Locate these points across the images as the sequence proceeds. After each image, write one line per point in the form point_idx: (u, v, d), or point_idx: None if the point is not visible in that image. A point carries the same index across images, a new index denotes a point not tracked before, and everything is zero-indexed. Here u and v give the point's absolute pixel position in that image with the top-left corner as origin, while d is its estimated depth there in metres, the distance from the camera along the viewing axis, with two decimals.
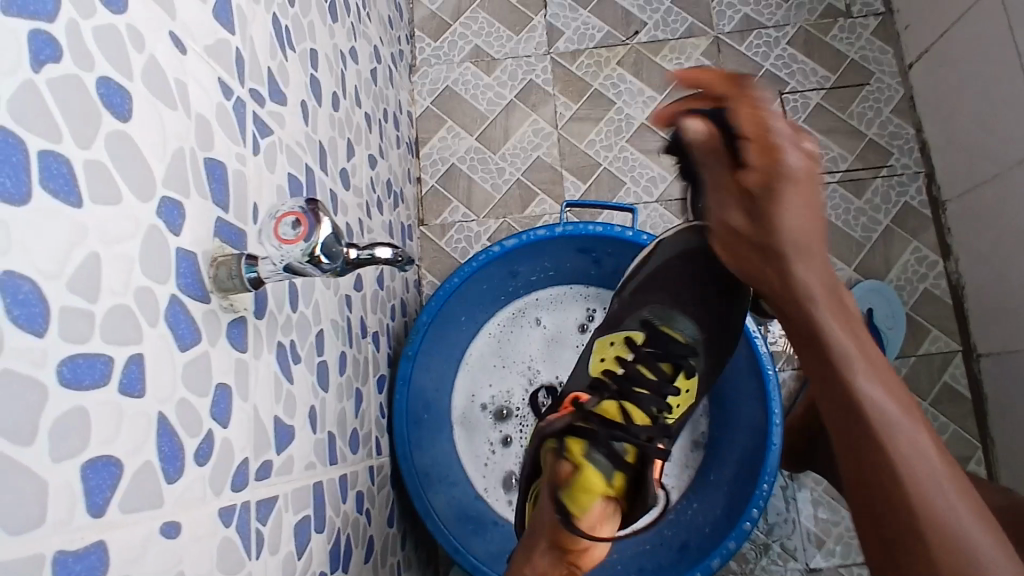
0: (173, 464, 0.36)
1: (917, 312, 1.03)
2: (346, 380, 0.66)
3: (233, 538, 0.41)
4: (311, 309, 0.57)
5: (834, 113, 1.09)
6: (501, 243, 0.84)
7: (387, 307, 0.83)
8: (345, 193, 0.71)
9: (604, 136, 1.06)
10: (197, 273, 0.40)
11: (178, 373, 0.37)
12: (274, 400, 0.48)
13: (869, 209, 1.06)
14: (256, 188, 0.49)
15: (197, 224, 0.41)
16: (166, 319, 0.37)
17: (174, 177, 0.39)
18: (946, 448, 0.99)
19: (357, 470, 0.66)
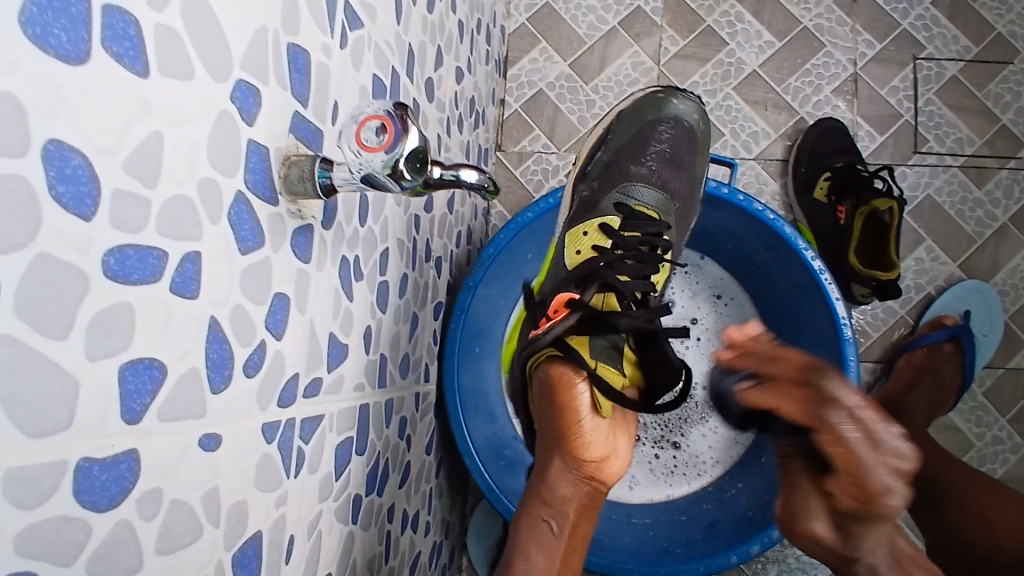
0: (220, 374, 0.34)
1: (1019, 322, 0.93)
2: (404, 303, 0.63)
3: (273, 455, 0.39)
4: (379, 225, 0.54)
5: (970, 89, 0.96)
6: (583, 181, 0.79)
7: (453, 232, 0.80)
8: (427, 105, 0.66)
9: (709, 80, 0.97)
10: (268, 170, 0.37)
11: (236, 276, 0.34)
12: (331, 315, 0.46)
13: (987, 202, 0.95)
14: (338, 86, 0.45)
15: (271, 116, 0.37)
16: (229, 217, 0.34)
17: (253, 58, 0.35)
18: (1016, 470, 0.91)
19: (404, 395, 0.65)
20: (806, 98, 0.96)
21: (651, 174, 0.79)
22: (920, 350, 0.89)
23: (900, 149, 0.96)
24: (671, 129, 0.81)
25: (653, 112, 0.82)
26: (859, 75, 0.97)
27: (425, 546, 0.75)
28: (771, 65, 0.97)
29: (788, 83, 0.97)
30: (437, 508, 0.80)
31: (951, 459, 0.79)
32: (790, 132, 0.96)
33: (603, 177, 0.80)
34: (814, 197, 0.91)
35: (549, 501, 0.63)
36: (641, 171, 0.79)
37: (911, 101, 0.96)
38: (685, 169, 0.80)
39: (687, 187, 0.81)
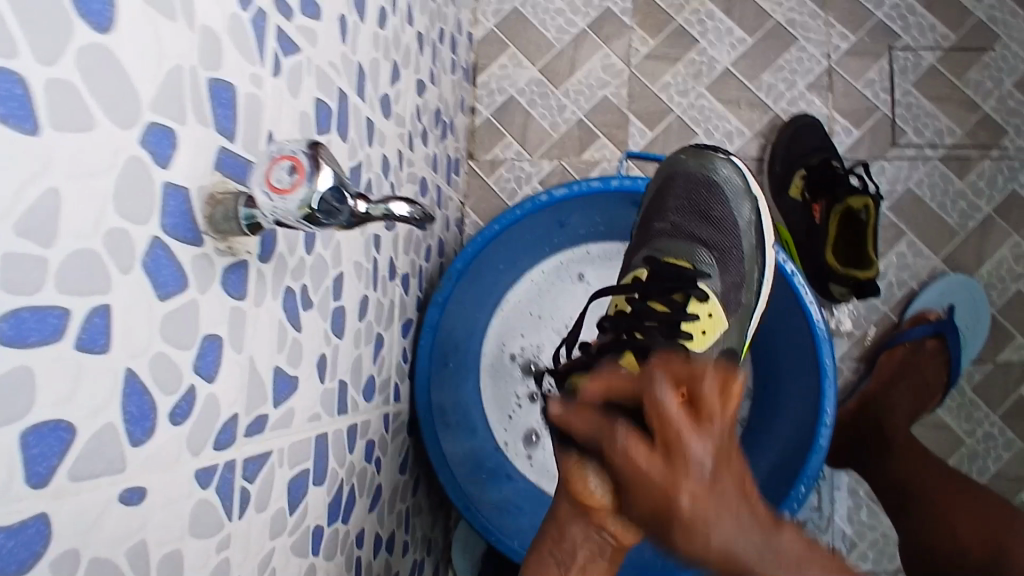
0: (141, 425, 0.33)
1: (1005, 315, 0.92)
2: (366, 325, 0.62)
3: (211, 500, 0.39)
4: (331, 251, 0.53)
5: (947, 79, 0.94)
6: (591, 179, 0.78)
7: (422, 247, 0.78)
8: (384, 122, 0.65)
9: (681, 80, 0.96)
10: (189, 212, 0.36)
11: (155, 324, 0.34)
12: (276, 349, 0.45)
13: (970, 193, 0.93)
14: (273, 116, 0.44)
15: (192, 156, 0.36)
16: (144, 264, 0.33)
17: (168, 100, 0.34)
18: (1007, 466, 0.90)
19: (370, 418, 0.64)
20: (780, 94, 0.95)
21: (728, 222, 0.75)
22: (903, 345, 0.88)
23: (877, 142, 0.94)
24: (683, 182, 0.76)
25: (700, 165, 0.77)
26: (833, 69, 0.95)
27: (403, 565, 0.75)
28: (743, 62, 0.96)
29: (761, 80, 0.95)
30: (416, 526, 0.79)
31: (936, 467, 0.77)
32: (765, 129, 0.94)
33: (642, 245, 0.77)
34: (790, 195, 0.90)
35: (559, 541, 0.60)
36: (663, 225, 0.76)
37: (887, 93, 0.95)
38: (719, 220, 0.75)
39: (732, 257, 0.74)
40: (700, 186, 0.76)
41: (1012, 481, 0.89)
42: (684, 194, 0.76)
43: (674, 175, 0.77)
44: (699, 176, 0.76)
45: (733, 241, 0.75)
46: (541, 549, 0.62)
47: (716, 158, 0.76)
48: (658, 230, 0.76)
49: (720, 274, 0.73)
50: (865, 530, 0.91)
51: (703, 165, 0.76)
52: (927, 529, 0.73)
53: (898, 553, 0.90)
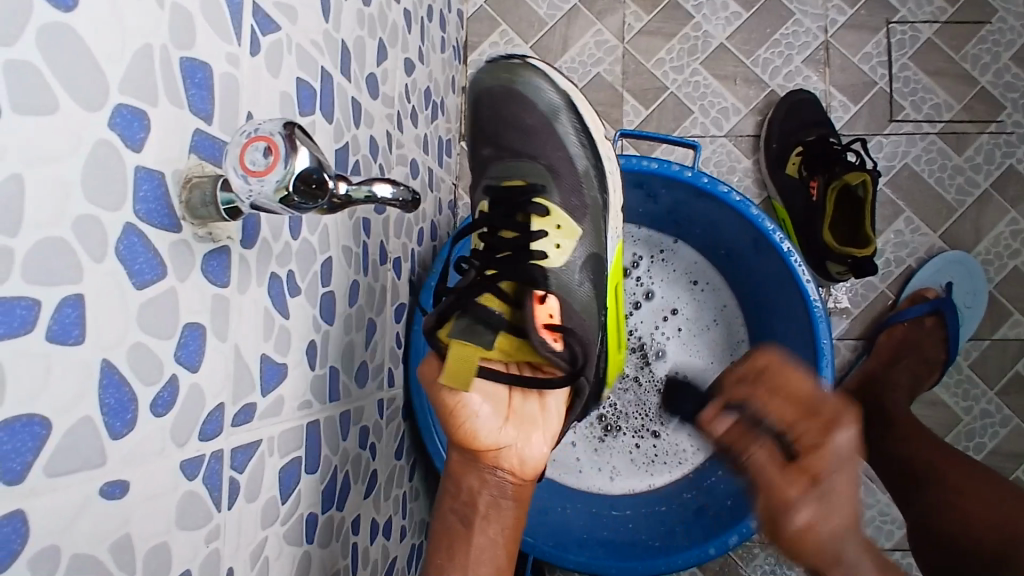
0: (120, 418, 0.32)
1: (1003, 291, 0.91)
2: (357, 310, 0.61)
3: (198, 491, 0.38)
4: (318, 235, 0.52)
5: (946, 53, 0.93)
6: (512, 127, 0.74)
7: (413, 230, 0.77)
8: (370, 103, 0.63)
9: (676, 56, 0.94)
10: (164, 196, 0.35)
11: (131, 313, 0.33)
12: (262, 337, 0.44)
13: (968, 168, 0.92)
14: (251, 97, 0.42)
15: (164, 140, 0.35)
16: (118, 251, 0.32)
17: (137, 81, 0.32)
18: (1006, 443, 0.89)
19: (363, 405, 0.63)
20: (776, 69, 0.93)
21: (540, 131, 0.69)
22: (902, 324, 0.87)
23: (875, 118, 0.93)
24: (489, 101, 0.71)
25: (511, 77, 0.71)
26: (830, 43, 0.93)
27: (401, 551, 0.75)
28: (739, 37, 0.94)
29: (757, 55, 0.94)
30: (413, 511, 0.79)
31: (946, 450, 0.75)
32: (761, 106, 0.93)
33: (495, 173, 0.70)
34: (786, 172, 0.89)
35: (456, 496, 0.61)
36: (488, 151, 0.72)
37: (885, 67, 0.93)
38: (530, 126, 0.69)
39: (579, 190, 0.69)
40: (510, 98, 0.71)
41: (1009, 458, 0.89)
42: (493, 110, 0.71)
43: (511, 83, 0.71)
44: (501, 88, 0.71)
45: (563, 157, 0.70)
46: (441, 508, 0.62)
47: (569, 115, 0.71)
48: (488, 156, 0.72)
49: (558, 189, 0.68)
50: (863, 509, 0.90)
51: (503, 78, 0.71)
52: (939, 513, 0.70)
53: (896, 531, 0.90)
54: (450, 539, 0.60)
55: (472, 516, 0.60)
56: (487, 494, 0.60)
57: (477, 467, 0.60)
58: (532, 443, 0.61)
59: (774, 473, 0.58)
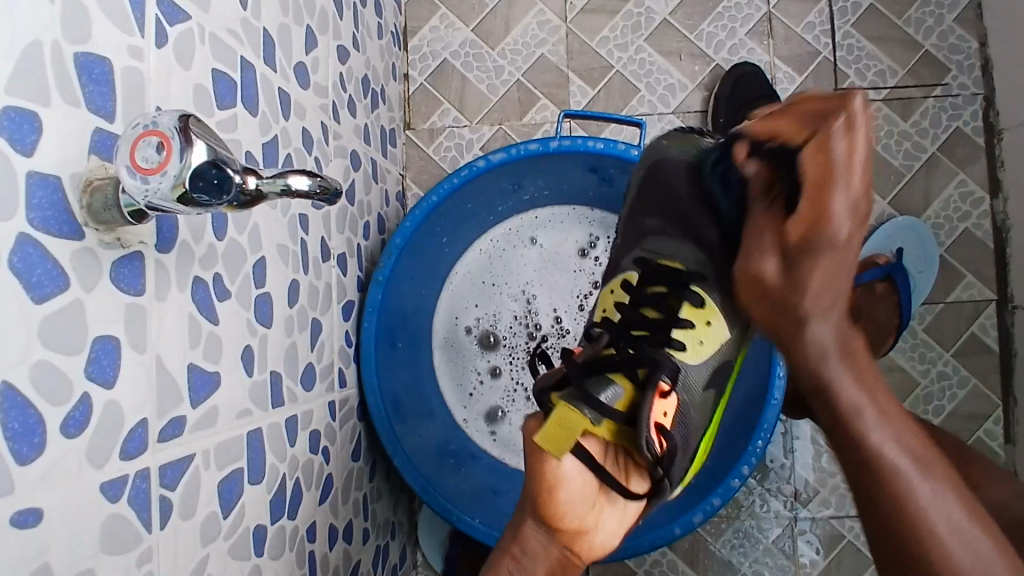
0: (28, 442, 0.30)
1: (952, 254, 0.92)
2: (298, 311, 0.58)
3: (124, 512, 0.36)
4: (247, 234, 0.49)
5: (889, 18, 0.93)
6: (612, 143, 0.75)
7: (359, 224, 0.75)
8: (302, 94, 0.61)
9: (620, 33, 0.93)
10: (62, 201, 0.32)
11: (33, 329, 0.30)
12: (189, 345, 0.41)
13: (915, 134, 0.93)
14: (160, 92, 0.40)
15: (60, 140, 0.32)
16: (10, 263, 0.29)
17: (25, 77, 0.30)
18: (963, 404, 0.91)
19: (312, 408, 0.61)
20: (720, 43, 0.93)
21: (706, 220, 0.67)
22: (855, 290, 0.88)
23: (820, 88, 0.93)
24: (667, 171, 0.69)
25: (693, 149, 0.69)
26: (773, 15, 0.93)
27: (365, 554, 0.73)
28: (682, 12, 0.93)
29: (701, 29, 0.93)
30: (375, 512, 0.77)
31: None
32: (707, 80, 0.92)
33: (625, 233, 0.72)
34: None
35: (519, 558, 0.59)
36: (653, 223, 0.69)
37: (827, 37, 0.93)
38: (722, 215, 0.65)
39: (738, 300, 0.64)
40: (659, 174, 0.69)
41: (968, 418, 0.91)
42: (665, 190, 0.69)
43: (664, 160, 0.69)
44: (678, 162, 0.68)
45: (741, 258, 0.66)
46: (497, 561, 0.60)
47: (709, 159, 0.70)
48: (649, 229, 0.70)
49: (722, 296, 0.64)
50: (826, 477, 0.91)
51: (685, 148, 0.69)
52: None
53: None
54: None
55: (526, 575, 0.58)
56: (540, 551, 0.59)
57: (547, 534, 0.58)
58: (607, 526, 0.59)
59: (834, 316, 0.51)
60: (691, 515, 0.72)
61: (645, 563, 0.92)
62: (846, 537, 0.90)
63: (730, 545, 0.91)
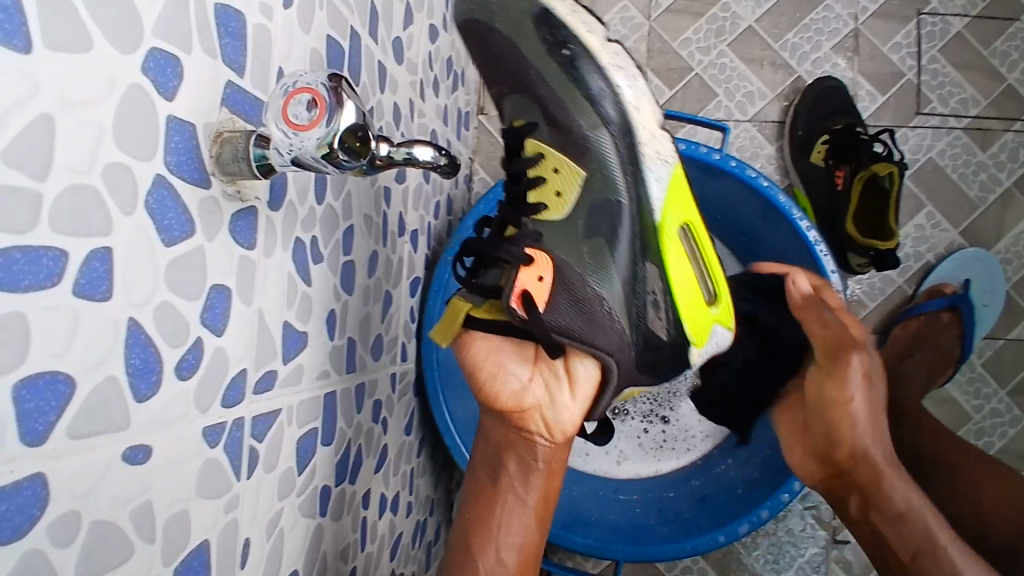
0: (146, 379, 0.31)
1: (1018, 292, 0.90)
2: (374, 282, 0.59)
3: (220, 458, 0.37)
4: (341, 201, 0.50)
5: (974, 48, 0.91)
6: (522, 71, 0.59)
7: (431, 203, 0.76)
8: (396, 68, 0.61)
9: (703, 36, 0.92)
10: (195, 150, 0.33)
11: (160, 271, 0.31)
12: (285, 304, 0.42)
13: (991, 166, 0.90)
14: (283, 54, 0.40)
15: (198, 90, 0.33)
16: (147, 205, 0.30)
17: (172, 24, 0.31)
18: (1012, 443, 0.89)
19: (378, 377, 0.62)
20: (804, 55, 0.91)
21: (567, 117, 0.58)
22: (919, 318, 0.86)
23: (902, 109, 0.91)
24: (489, 46, 0.59)
25: (539, 30, 0.57)
26: (861, 31, 0.91)
27: (407, 526, 0.74)
28: (768, 20, 0.92)
29: (786, 39, 0.91)
30: (419, 487, 0.78)
31: (968, 450, 0.74)
32: (787, 91, 0.91)
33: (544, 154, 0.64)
34: (811, 160, 0.87)
35: (486, 451, 0.62)
36: None
37: (915, 58, 0.91)
38: (555, 93, 0.58)
39: (581, 141, 0.58)
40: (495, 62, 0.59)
41: (1019, 458, 0.89)
42: (489, 61, 0.60)
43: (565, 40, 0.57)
44: (489, 32, 0.58)
45: (565, 110, 0.58)
46: (477, 466, 0.62)
47: (585, 63, 0.57)
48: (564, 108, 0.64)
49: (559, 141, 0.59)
50: None
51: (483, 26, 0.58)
52: (951, 509, 0.69)
53: None
54: (484, 492, 0.61)
55: (500, 477, 0.60)
56: (513, 454, 0.60)
57: (500, 420, 0.60)
58: (561, 408, 0.59)
59: (840, 425, 0.61)
60: (737, 525, 0.73)
61: (674, 568, 0.91)
62: None
63: (762, 560, 0.91)
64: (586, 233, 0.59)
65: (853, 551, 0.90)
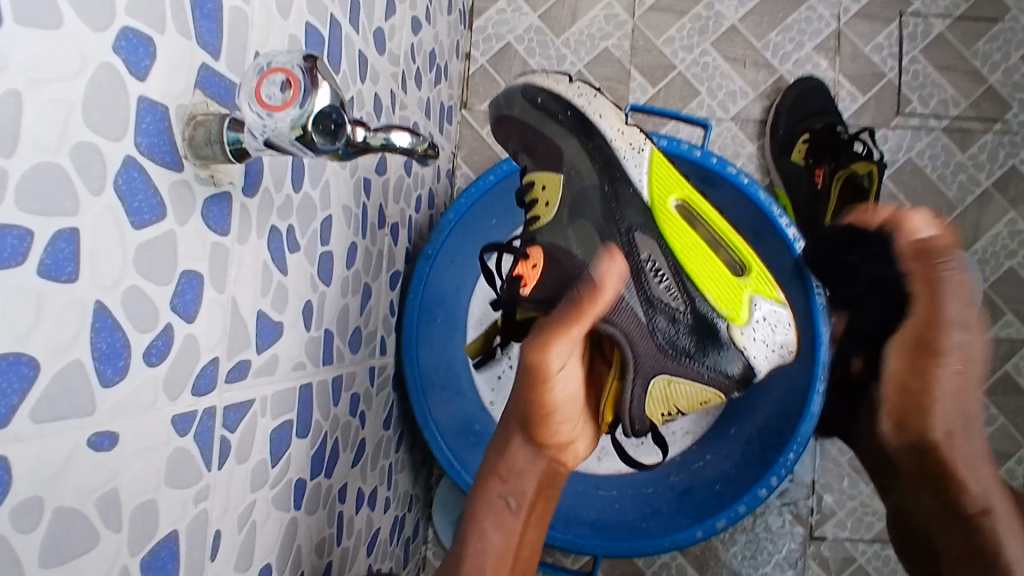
0: (113, 364, 0.30)
1: (996, 291, 0.91)
2: (353, 274, 0.59)
3: (189, 447, 0.36)
4: (319, 190, 0.49)
5: (956, 48, 0.92)
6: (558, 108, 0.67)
7: (412, 196, 0.75)
8: (377, 59, 0.61)
9: (686, 34, 0.92)
10: (167, 131, 0.32)
11: (129, 255, 0.30)
12: (260, 292, 0.42)
13: (971, 166, 0.92)
14: (260, 38, 0.40)
15: (172, 70, 0.32)
16: (116, 185, 0.29)
17: (144, 3, 0.30)
18: (989, 442, 0.90)
19: (355, 370, 0.61)
20: (786, 54, 0.92)
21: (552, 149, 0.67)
22: None
23: (882, 110, 0.92)
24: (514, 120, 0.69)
25: (535, 106, 0.68)
26: (842, 32, 0.92)
27: (384, 522, 0.73)
28: (751, 19, 0.92)
29: (768, 39, 0.92)
30: (398, 483, 0.77)
31: None
32: (769, 91, 0.92)
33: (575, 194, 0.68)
34: (792, 159, 0.88)
35: (506, 479, 0.61)
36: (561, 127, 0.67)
37: (895, 59, 0.92)
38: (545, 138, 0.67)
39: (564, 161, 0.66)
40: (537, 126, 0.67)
41: (994, 455, 0.90)
42: (520, 129, 0.69)
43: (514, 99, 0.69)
44: (514, 106, 0.69)
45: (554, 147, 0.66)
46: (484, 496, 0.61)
47: (553, 103, 0.68)
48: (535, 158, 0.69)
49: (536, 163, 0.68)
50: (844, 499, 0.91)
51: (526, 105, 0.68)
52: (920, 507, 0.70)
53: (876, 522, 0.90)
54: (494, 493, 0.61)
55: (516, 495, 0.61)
56: (525, 471, 0.61)
57: (525, 442, 0.61)
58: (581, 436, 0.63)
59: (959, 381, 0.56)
60: (715, 519, 0.74)
61: (653, 564, 0.91)
62: (859, 560, 0.90)
63: (740, 556, 0.91)
64: (573, 221, 0.64)
65: (829, 547, 0.91)
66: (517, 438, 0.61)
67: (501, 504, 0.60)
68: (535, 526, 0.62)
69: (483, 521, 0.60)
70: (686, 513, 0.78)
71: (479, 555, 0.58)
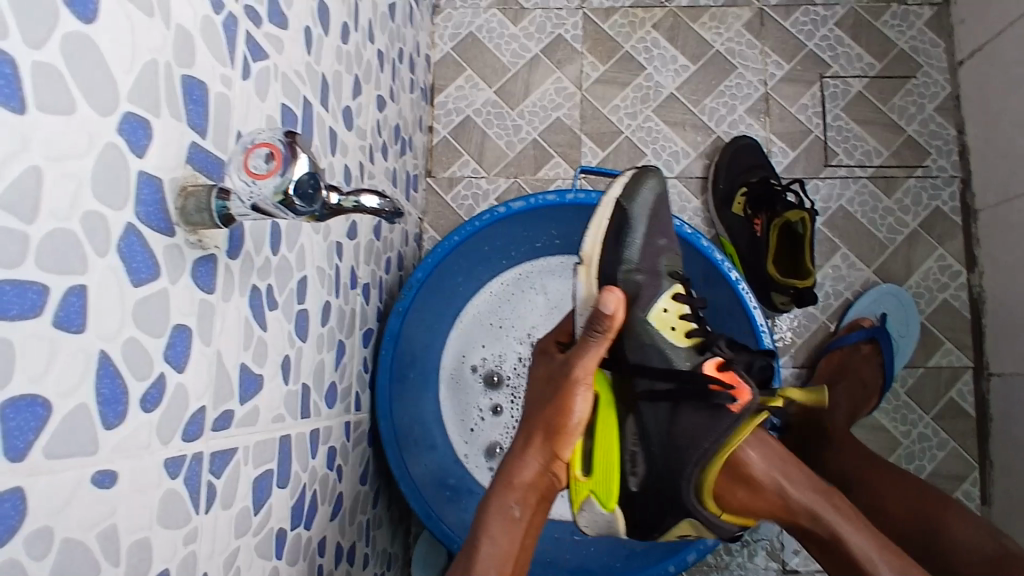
0: (113, 409, 0.33)
1: (932, 322, 0.98)
2: (328, 331, 0.62)
3: (179, 491, 0.38)
4: (295, 253, 0.54)
5: (874, 104, 1.02)
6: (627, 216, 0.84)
7: (382, 259, 0.80)
8: (346, 133, 0.66)
9: (630, 103, 1.01)
10: (161, 202, 0.36)
11: (129, 310, 0.34)
12: (242, 346, 0.45)
13: (897, 210, 1.00)
14: (241, 116, 0.45)
15: (165, 148, 0.37)
16: (118, 250, 0.33)
17: (144, 91, 0.35)
18: (942, 465, 0.95)
19: (332, 425, 0.64)
20: (721, 117, 1.01)
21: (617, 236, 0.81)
22: (841, 350, 0.93)
23: (812, 163, 1.01)
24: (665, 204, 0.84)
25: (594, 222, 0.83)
26: (770, 95, 1.02)
27: None
28: (687, 87, 1.02)
29: (704, 104, 1.01)
30: (376, 540, 0.79)
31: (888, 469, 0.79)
32: (708, 150, 1.00)
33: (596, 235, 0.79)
34: (732, 210, 0.96)
35: (512, 483, 0.64)
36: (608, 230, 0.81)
37: (820, 117, 1.02)
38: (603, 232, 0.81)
39: None
40: (660, 213, 0.74)
41: (947, 478, 0.95)
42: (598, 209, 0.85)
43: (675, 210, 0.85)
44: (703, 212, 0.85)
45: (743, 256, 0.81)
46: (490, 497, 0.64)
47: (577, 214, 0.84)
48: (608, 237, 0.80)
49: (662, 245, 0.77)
50: None
51: None
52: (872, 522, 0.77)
53: None
54: (518, 491, 0.64)
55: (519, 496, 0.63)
56: (534, 471, 0.64)
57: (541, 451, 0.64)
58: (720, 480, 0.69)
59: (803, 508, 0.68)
60: (685, 554, 0.75)
61: None
62: None
63: None
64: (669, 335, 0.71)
65: None
66: (539, 445, 0.64)
67: (509, 510, 0.63)
68: (522, 542, 0.63)
69: (490, 526, 0.62)
70: (657, 554, 0.79)
71: (489, 556, 0.60)
